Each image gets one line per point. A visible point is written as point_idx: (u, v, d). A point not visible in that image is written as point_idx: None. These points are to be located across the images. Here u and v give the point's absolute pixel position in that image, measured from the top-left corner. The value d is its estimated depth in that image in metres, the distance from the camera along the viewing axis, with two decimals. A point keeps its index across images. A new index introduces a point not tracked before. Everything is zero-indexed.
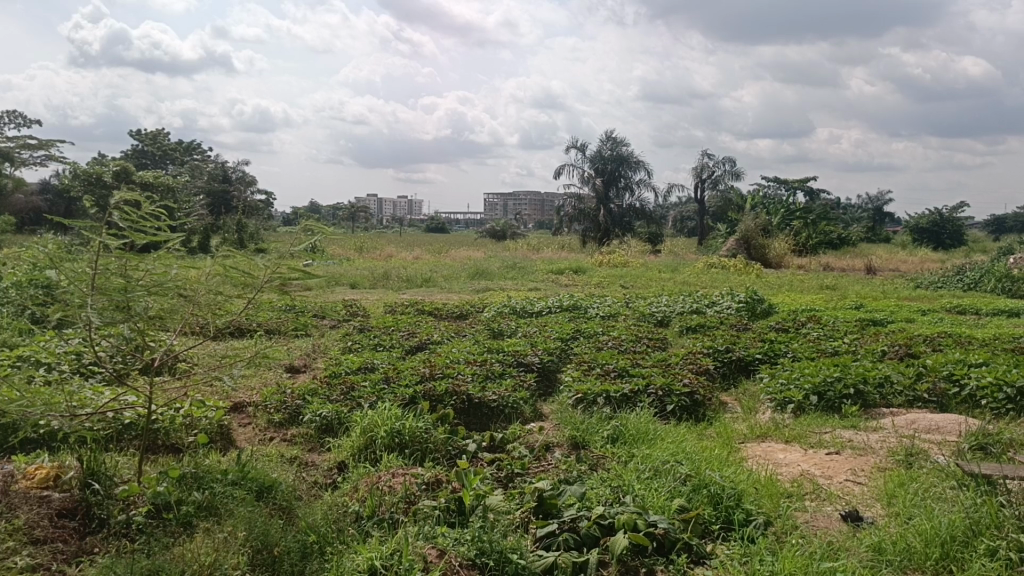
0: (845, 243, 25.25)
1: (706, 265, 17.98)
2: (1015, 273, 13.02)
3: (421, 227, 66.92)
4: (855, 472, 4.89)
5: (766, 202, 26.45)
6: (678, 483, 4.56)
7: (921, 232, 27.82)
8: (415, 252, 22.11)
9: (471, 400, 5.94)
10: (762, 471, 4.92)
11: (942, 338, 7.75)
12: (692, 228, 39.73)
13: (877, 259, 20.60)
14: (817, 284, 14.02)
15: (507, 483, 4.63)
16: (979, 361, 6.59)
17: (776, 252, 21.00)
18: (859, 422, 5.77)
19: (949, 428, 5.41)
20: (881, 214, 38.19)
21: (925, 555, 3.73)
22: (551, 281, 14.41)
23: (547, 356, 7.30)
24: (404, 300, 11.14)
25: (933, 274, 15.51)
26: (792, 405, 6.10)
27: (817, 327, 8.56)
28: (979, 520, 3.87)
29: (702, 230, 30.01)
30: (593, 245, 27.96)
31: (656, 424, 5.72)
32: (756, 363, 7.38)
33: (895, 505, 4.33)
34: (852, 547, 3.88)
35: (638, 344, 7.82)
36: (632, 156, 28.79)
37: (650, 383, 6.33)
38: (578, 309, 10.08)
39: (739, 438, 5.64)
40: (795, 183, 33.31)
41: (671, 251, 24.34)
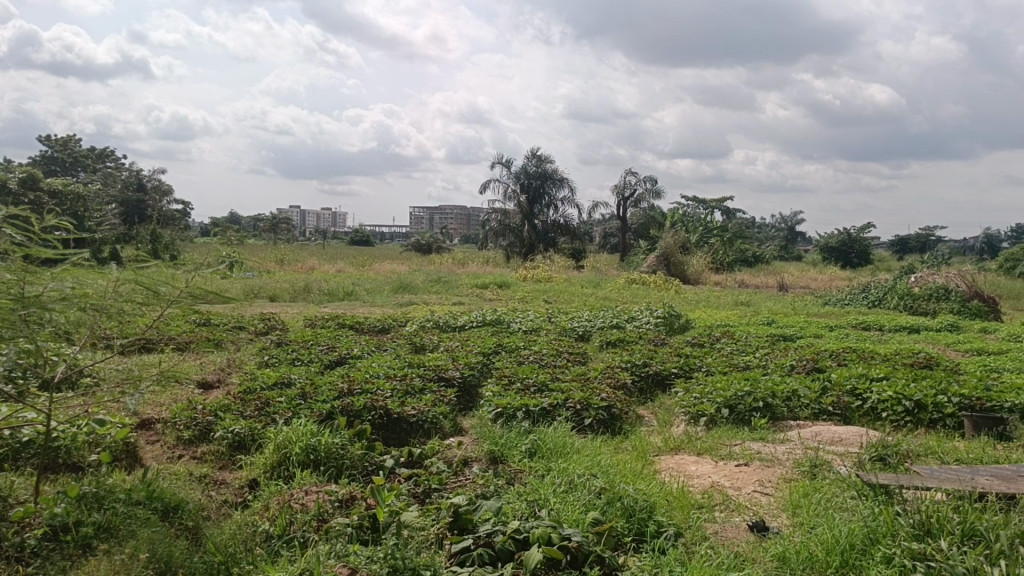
0: (759, 260, 26.11)
1: (627, 281, 18.31)
2: (915, 291, 13.69)
3: (346, 240, 66.22)
4: (763, 484, 5.05)
5: (685, 220, 27.12)
6: (593, 496, 4.62)
7: (830, 251, 28.96)
8: (338, 265, 21.89)
9: (389, 415, 5.88)
10: (675, 483, 5.03)
11: (847, 353, 8.08)
12: (616, 244, 40.39)
13: (790, 277, 21.36)
14: (732, 299, 14.45)
15: (424, 499, 4.61)
16: (880, 375, 6.90)
17: (694, 269, 21.59)
18: (768, 434, 5.96)
19: (851, 440, 5.65)
20: (794, 233, 39.59)
21: (826, 563, 3.86)
22: (474, 295, 14.44)
23: (468, 370, 7.29)
24: (324, 313, 11.00)
25: (842, 291, 16.16)
26: (705, 418, 6.27)
27: (731, 342, 8.82)
28: (877, 528, 4.03)
29: (624, 247, 30.55)
30: (517, 260, 28.20)
31: (574, 438, 5.78)
32: (672, 377, 7.55)
33: (800, 515, 4.48)
34: (759, 558, 4.00)
35: (559, 359, 7.91)
36: (556, 173, 29.11)
37: (569, 397, 6.40)
38: (501, 324, 10.13)
39: (654, 450, 5.76)
40: (713, 202, 34.23)
41: (594, 267, 24.73)
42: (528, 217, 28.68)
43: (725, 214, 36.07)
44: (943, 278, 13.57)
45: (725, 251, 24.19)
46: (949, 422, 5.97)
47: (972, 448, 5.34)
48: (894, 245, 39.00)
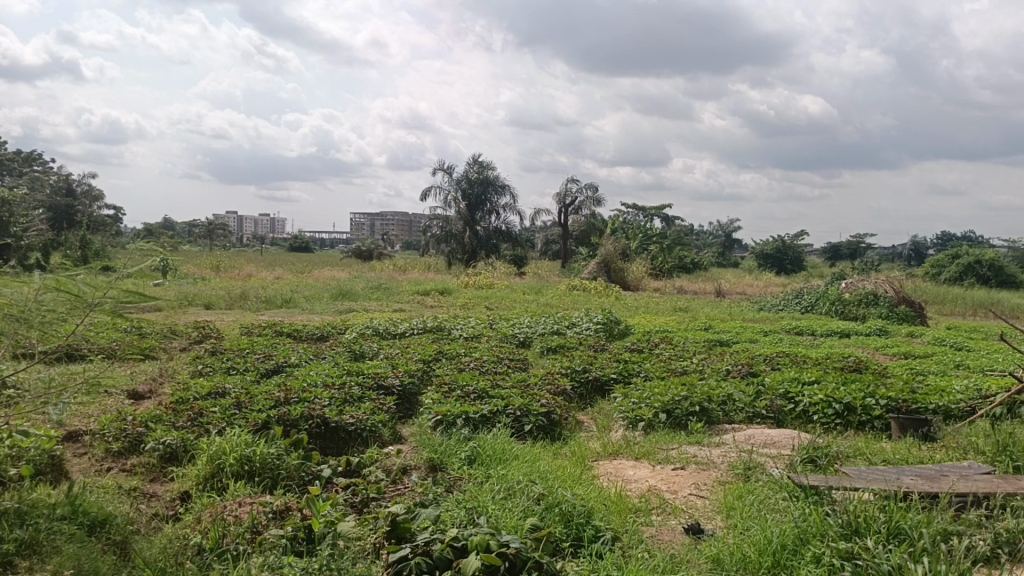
0: (697, 267, 26.57)
1: (569, 288, 18.45)
2: (846, 297, 14.11)
3: (286, 247, 65.25)
4: (699, 487, 5.13)
5: (626, 227, 27.45)
6: (532, 502, 4.63)
7: (766, 258, 29.64)
8: (277, 272, 21.54)
9: (327, 424, 5.81)
10: (612, 488, 5.08)
11: (780, 357, 8.28)
12: (557, 251, 40.61)
13: (727, 283, 21.80)
14: (671, 305, 14.68)
15: (362, 508, 4.56)
16: (811, 379, 7.09)
17: (634, 275, 21.89)
18: (704, 438, 6.07)
19: (783, 442, 5.79)
20: (732, 240, 40.38)
21: (758, 564, 3.94)
22: (416, 302, 14.36)
23: (407, 378, 7.25)
24: (261, 321, 10.80)
25: (776, 296, 16.57)
26: (643, 423, 6.34)
27: (669, 348, 8.96)
28: (807, 529, 4.12)
29: (566, 253, 30.76)
30: (459, 267, 28.17)
31: (514, 444, 5.79)
32: (611, 383, 7.62)
33: (734, 517, 4.57)
34: (694, 560, 4.06)
35: (499, 365, 7.91)
36: (497, 180, 29.18)
37: (509, 404, 6.41)
38: (442, 330, 10.10)
39: (593, 455, 5.81)
40: (653, 210, 34.73)
41: (535, 273, 24.86)
42: (470, 223, 28.67)
43: (664, 221, 36.61)
44: (872, 283, 14.00)
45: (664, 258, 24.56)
46: (877, 424, 6.16)
47: (897, 449, 5.52)
48: (825, 252, 40.08)
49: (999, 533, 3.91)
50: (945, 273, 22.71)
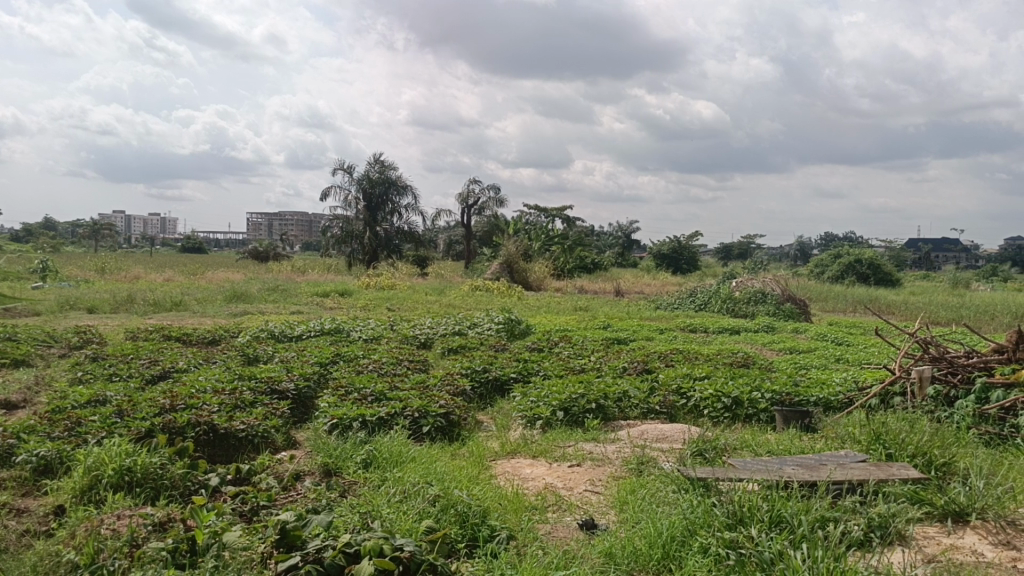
0: (597, 266, 27.02)
1: (471, 288, 18.44)
2: (736, 295, 14.62)
3: (179, 248, 62.87)
4: (593, 483, 5.22)
5: (528, 228, 27.66)
6: (428, 504, 4.58)
7: (662, 258, 30.42)
8: (167, 274, 20.70)
9: (216, 431, 5.60)
10: (509, 487, 5.11)
11: (673, 354, 8.50)
12: (460, 252, 40.54)
13: (626, 282, 22.30)
14: (571, 305, 14.89)
15: (251, 517, 4.42)
16: (702, 374, 7.32)
17: (536, 275, 22.15)
18: (599, 434, 6.17)
19: (674, 437, 5.95)
20: (631, 240, 41.19)
21: (648, 556, 4.04)
22: (313, 304, 14.09)
23: (302, 382, 7.08)
24: (148, 325, 10.36)
25: (672, 294, 17.06)
26: (541, 421, 6.39)
27: (568, 346, 9.07)
28: (694, 519, 4.23)
29: (469, 254, 30.78)
30: (360, 268, 27.80)
31: (410, 446, 5.74)
32: (510, 382, 7.65)
33: (626, 511, 4.66)
34: (587, 555, 4.12)
35: (398, 367, 7.83)
36: (399, 180, 28.86)
37: (407, 405, 6.34)
38: (340, 332, 9.93)
39: (490, 455, 5.82)
40: (554, 211, 35.11)
41: (438, 274, 24.76)
42: (371, 223, 28.30)
43: (565, 222, 37.05)
44: (760, 283, 14.56)
45: (565, 258, 24.93)
46: (763, 417, 6.42)
47: (781, 440, 5.75)
48: (718, 253, 41.44)
49: (872, 517, 4.10)
50: (829, 272, 23.85)
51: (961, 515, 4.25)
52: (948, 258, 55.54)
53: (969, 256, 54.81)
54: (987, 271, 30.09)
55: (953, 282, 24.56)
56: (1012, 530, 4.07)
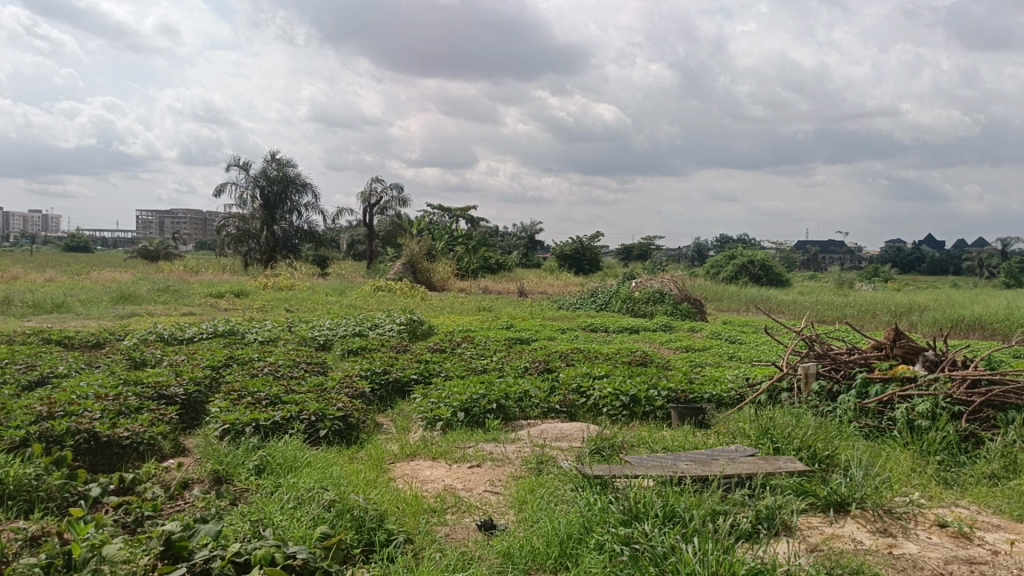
0: (501, 267, 27.10)
1: (373, 288, 18.17)
2: (635, 295, 14.93)
3: (62, 246, 59.63)
4: (492, 483, 5.20)
5: (432, 228, 27.52)
6: (323, 509, 4.45)
7: (565, 258, 30.79)
8: (48, 273, 19.53)
9: (97, 439, 5.30)
10: (408, 489, 5.04)
11: (575, 354, 8.59)
12: (362, 251, 39.92)
13: (530, 282, 22.51)
14: (474, 305, 14.86)
15: (134, 528, 4.20)
16: (601, 373, 7.43)
17: (440, 275, 22.02)
18: (500, 434, 6.16)
19: (574, 435, 6.01)
20: (534, 241, 41.45)
21: (546, 555, 4.05)
22: (207, 305, 13.59)
23: (193, 386, 6.79)
24: (25, 328, 9.74)
25: (573, 295, 17.27)
26: (441, 422, 6.33)
27: (470, 347, 9.05)
28: (591, 517, 4.27)
29: (372, 254, 30.34)
30: (258, 267, 27.03)
31: (306, 451, 5.60)
32: (411, 384, 7.57)
33: (525, 511, 4.66)
34: (484, 556, 4.10)
35: (295, 369, 7.62)
36: (298, 177, 28.15)
37: (303, 408, 6.18)
38: (235, 334, 9.60)
39: (389, 457, 5.72)
40: (459, 211, 35.03)
41: (339, 274, 24.33)
42: (268, 222, 27.58)
43: (469, 222, 37.02)
44: (659, 283, 14.91)
45: (469, 259, 24.93)
46: (659, 414, 6.57)
47: (676, 436, 5.88)
48: (619, 253, 42.23)
49: (760, 509, 4.23)
50: (724, 272, 24.68)
51: (843, 505, 4.43)
52: (834, 259, 58.42)
53: (851, 258, 57.84)
54: (869, 272, 31.82)
55: (838, 282, 25.80)
56: (889, 519, 4.28)
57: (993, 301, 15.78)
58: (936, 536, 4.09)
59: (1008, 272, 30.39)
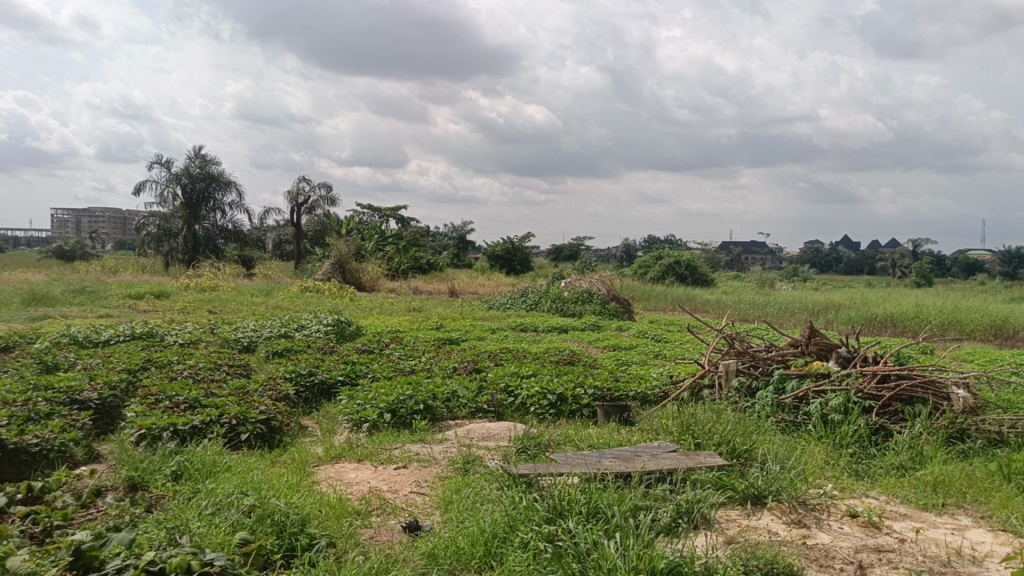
0: (433, 267, 26.96)
1: (300, 289, 17.85)
2: (565, 295, 15.06)
3: None
4: (419, 485, 5.17)
5: (361, 228, 27.25)
6: (242, 515, 4.35)
7: (496, 259, 30.84)
8: None
9: (4, 447, 5.06)
10: (332, 493, 4.97)
11: (503, 353, 8.62)
12: (289, 251, 39.19)
13: (461, 282, 22.45)
14: (404, 306, 14.78)
15: (43, 538, 4.03)
16: (529, 373, 7.47)
17: (369, 275, 21.65)
18: (427, 435, 6.13)
19: (500, 435, 6.03)
20: (465, 240, 41.32)
21: (471, 555, 4.05)
22: (125, 306, 13.15)
23: (108, 390, 6.56)
24: None
25: (503, 296, 17.33)
26: (367, 424, 6.25)
27: (399, 347, 8.98)
28: (516, 516, 4.30)
29: (299, 254, 29.81)
30: (179, 267, 26.23)
31: (227, 455, 5.47)
32: (337, 385, 7.48)
33: (450, 511, 4.65)
34: (409, 558, 4.06)
35: (217, 372, 7.44)
36: (221, 175, 27.52)
37: (224, 413, 6.04)
38: (154, 337, 9.33)
39: (313, 460, 5.63)
40: (389, 211, 34.76)
41: (264, 274, 23.83)
42: (190, 221, 26.87)
43: (399, 222, 36.70)
44: (587, 283, 15.06)
45: (398, 258, 24.75)
46: (586, 412, 6.64)
47: (601, 434, 5.95)
48: (549, 254, 42.48)
49: (680, 503, 4.32)
50: (651, 273, 25.06)
51: (760, 498, 4.55)
52: (756, 259, 60.08)
53: (773, 258, 59.56)
54: (789, 271, 32.82)
55: (758, 282, 26.49)
56: (803, 510, 4.43)
57: (903, 300, 16.43)
58: (847, 526, 4.24)
59: (918, 272, 31.76)
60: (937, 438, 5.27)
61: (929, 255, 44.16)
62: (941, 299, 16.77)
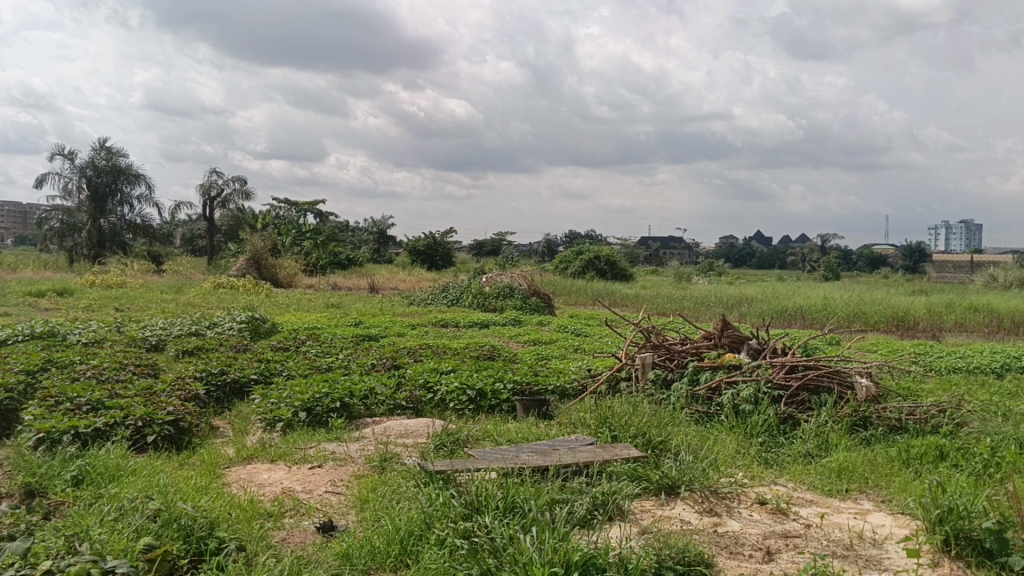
0: (353, 262, 26.57)
1: (213, 285, 17.32)
2: (486, 290, 15.06)
3: None
4: (334, 484, 5.07)
5: (277, 222, 26.68)
6: (147, 519, 4.15)
7: (418, 254, 30.64)
8: None
9: None
10: (242, 494, 4.82)
11: (423, 349, 8.54)
12: (202, 246, 38.10)
13: (381, 278, 22.18)
14: (322, 302, 14.51)
15: None
16: (448, 368, 7.43)
17: (286, 271, 21.19)
18: (343, 433, 6.03)
19: (418, 431, 5.97)
20: (386, 235, 40.87)
21: (386, 553, 3.98)
22: (24, 305, 12.53)
23: (3, 393, 6.21)
24: None
25: (423, 291, 17.21)
26: (281, 423, 6.10)
27: (315, 344, 8.81)
28: (433, 513, 4.26)
29: (213, 249, 28.98)
30: (85, 264, 25.10)
31: (132, 459, 5.25)
32: (250, 384, 7.27)
33: (366, 510, 4.57)
34: (322, 559, 3.97)
35: (122, 372, 7.14)
36: (129, 168, 26.55)
37: (129, 414, 5.79)
38: (55, 336, 8.89)
39: (223, 462, 5.46)
40: (307, 205, 34.13)
41: (175, 270, 23.07)
42: (95, 215, 25.78)
43: (317, 217, 36.04)
44: (508, 278, 15.08)
45: (317, 254, 24.31)
46: (505, 407, 6.64)
47: (520, 428, 5.96)
48: (472, 250, 42.37)
49: (596, 495, 4.36)
50: (572, 268, 25.30)
51: (673, 488, 4.63)
52: (674, 253, 61.43)
53: (690, 253, 61.05)
54: (705, 266, 33.62)
55: (676, 277, 27.06)
56: (714, 499, 4.53)
57: (810, 293, 17.03)
58: (756, 514, 4.34)
59: (827, 267, 33.03)
60: (841, 425, 5.47)
61: (837, 250, 45.99)
62: (846, 291, 17.45)
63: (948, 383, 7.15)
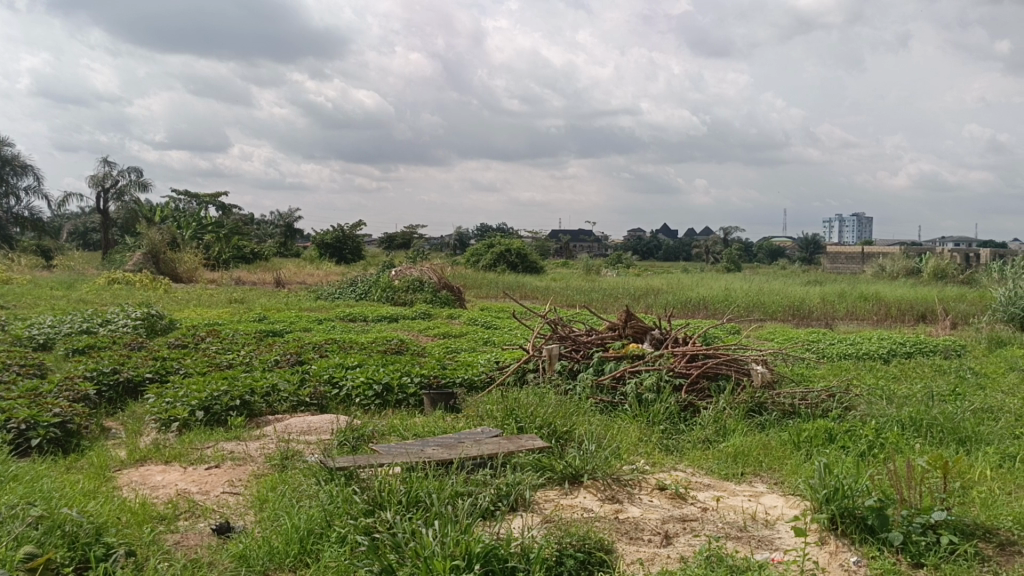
0: (258, 256, 25.85)
1: (107, 280, 16.54)
2: (395, 284, 14.90)
3: None
4: (232, 484, 4.92)
5: (177, 215, 25.72)
6: (27, 527, 3.91)
7: (326, 247, 30.07)
8: None
9: None
10: (134, 498, 4.62)
11: (329, 344, 8.38)
12: (95, 240, 36.37)
13: (287, 272, 21.67)
14: (225, 297, 14.06)
15: None
16: (354, 363, 7.32)
17: (185, 266, 20.38)
18: (243, 432, 5.86)
19: (322, 428, 5.86)
20: (292, 229, 39.93)
21: (284, 553, 3.88)
22: None
23: None
24: None
25: (330, 285, 16.90)
26: (177, 423, 5.88)
27: (216, 341, 8.53)
28: (333, 511, 4.18)
29: (107, 243, 27.70)
30: None
31: (13, 464, 4.95)
32: (145, 383, 6.98)
33: (264, 510, 4.44)
34: (217, 561, 3.84)
35: (4, 373, 6.74)
36: (16, 158, 25.23)
37: (11, 417, 5.47)
38: None
39: (115, 465, 5.23)
40: (208, 198, 33.07)
41: (67, 266, 21.91)
42: None
43: (220, 210, 34.93)
44: (418, 271, 14.96)
45: (219, 247, 23.53)
46: (412, 401, 6.58)
47: (426, 422, 5.92)
48: (382, 243, 41.91)
49: (499, 487, 4.36)
50: (483, 261, 25.33)
51: (576, 477, 4.68)
52: (584, 245, 62.26)
53: (599, 245, 62.08)
54: (615, 258, 34.22)
55: (586, 269, 27.44)
56: (616, 486, 4.60)
57: (712, 284, 17.54)
58: (656, 499, 4.43)
59: (729, 259, 34.09)
60: (737, 411, 5.64)
61: (739, 242, 47.58)
62: (745, 283, 18.03)
63: (839, 369, 7.48)
